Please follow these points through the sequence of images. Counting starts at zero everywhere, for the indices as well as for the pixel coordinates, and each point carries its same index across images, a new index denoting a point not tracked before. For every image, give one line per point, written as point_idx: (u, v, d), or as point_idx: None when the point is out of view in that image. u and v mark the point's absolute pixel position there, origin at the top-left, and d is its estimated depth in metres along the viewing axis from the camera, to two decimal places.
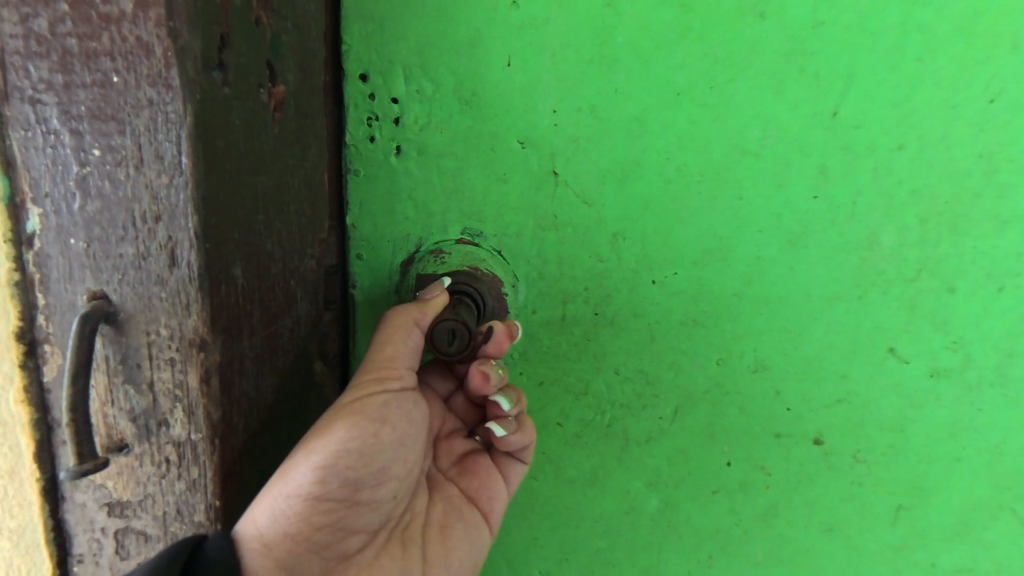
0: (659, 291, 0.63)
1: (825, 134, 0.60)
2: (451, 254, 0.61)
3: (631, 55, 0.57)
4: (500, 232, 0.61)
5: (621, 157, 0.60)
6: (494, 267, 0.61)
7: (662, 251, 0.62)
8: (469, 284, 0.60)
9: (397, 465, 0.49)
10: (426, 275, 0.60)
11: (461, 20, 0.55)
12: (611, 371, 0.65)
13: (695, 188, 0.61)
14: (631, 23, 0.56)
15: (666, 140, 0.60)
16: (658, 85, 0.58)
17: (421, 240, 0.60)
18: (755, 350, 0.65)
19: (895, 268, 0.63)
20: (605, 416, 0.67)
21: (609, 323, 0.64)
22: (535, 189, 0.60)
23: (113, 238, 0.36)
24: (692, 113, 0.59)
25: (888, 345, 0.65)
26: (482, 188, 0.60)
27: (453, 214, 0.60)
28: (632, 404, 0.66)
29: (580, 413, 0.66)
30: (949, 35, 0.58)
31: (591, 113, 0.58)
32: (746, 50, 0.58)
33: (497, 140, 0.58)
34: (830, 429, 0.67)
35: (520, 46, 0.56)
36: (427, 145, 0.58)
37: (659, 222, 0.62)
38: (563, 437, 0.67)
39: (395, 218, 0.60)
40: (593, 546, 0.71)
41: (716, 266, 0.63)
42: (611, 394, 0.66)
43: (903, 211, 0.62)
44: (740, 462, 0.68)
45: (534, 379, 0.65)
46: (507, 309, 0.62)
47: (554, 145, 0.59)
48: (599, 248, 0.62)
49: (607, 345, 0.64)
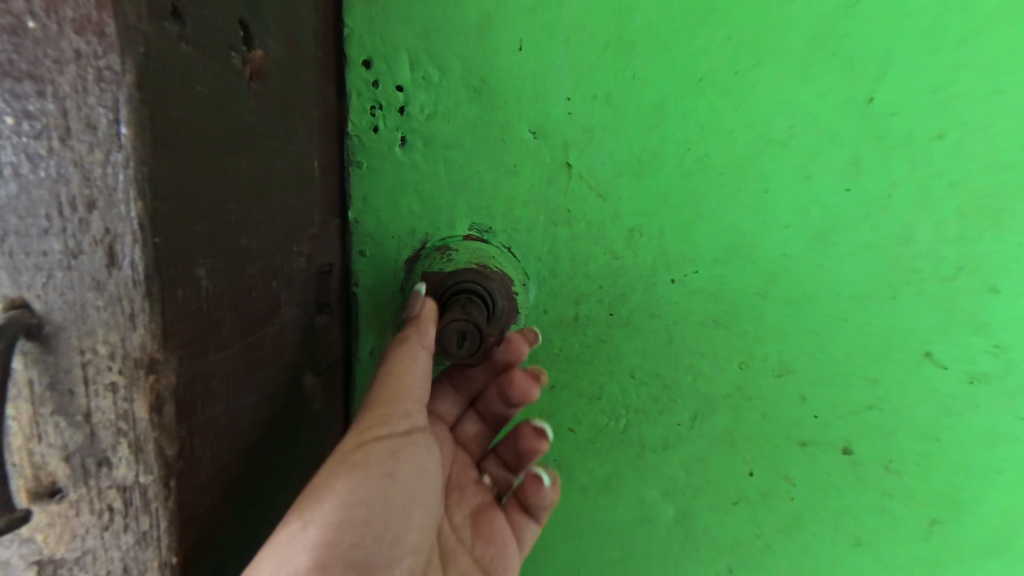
0: (677, 291, 0.60)
1: (858, 122, 0.56)
2: (459, 251, 0.57)
3: (650, 38, 0.54)
4: (509, 227, 0.57)
5: (639, 147, 0.56)
6: (503, 264, 0.58)
7: (681, 248, 0.59)
8: (477, 283, 0.55)
9: (416, 514, 0.46)
10: (432, 273, 0.57)
11: (469, 3, 0.52)
12: (626, 375, 0.62)
13: (717, 181, 0.58)
14: (650, 4, 0.53)
15: (686, 130, 0.56)
16: (679, 71, 0.55)
17: (427, 237, 0.57)
18: (779, 352, 0.62)
19: (930, 266, 0.59)
20: (620, 423, 0.63)
21: (625, 323, 0.61)
22: (546, 183, 0.57)
23: (33, 231, 0.28)
24: (715, 102, 0.56)
25: (923, 348, 0.61)
26: (491, 182, 0.56)
27: (460, 208, 0.57)
28: (648, 409, 0.63)
29: (594, 418, 0.63)
30: (995, 14, 0.53)
31: (607, 101, 0.55)
32: (773, 33, 0.54)
33: (507, 130, 0.55)
34: (859, 438, 0.64)
35: (532, 29, 0.53)
36: (434, 135, 0.55)
37: (678, 218, 0.58)
38: (575, 444, 0.64)
39: (401, 212, 0.57)
40: (605, 557, 0.68)
41: (739, 264, 0.60)
42: (626, 399, 0.63)
43: (941, 206, 0.58)
44: (763, 471, 0.65)
45: (546, 382, 0.62)
46: (517, 309, 0.59)
47: (567, 134, 0.56)
48: (615, 246, 0.59)
49: (622, 347, 0.61)
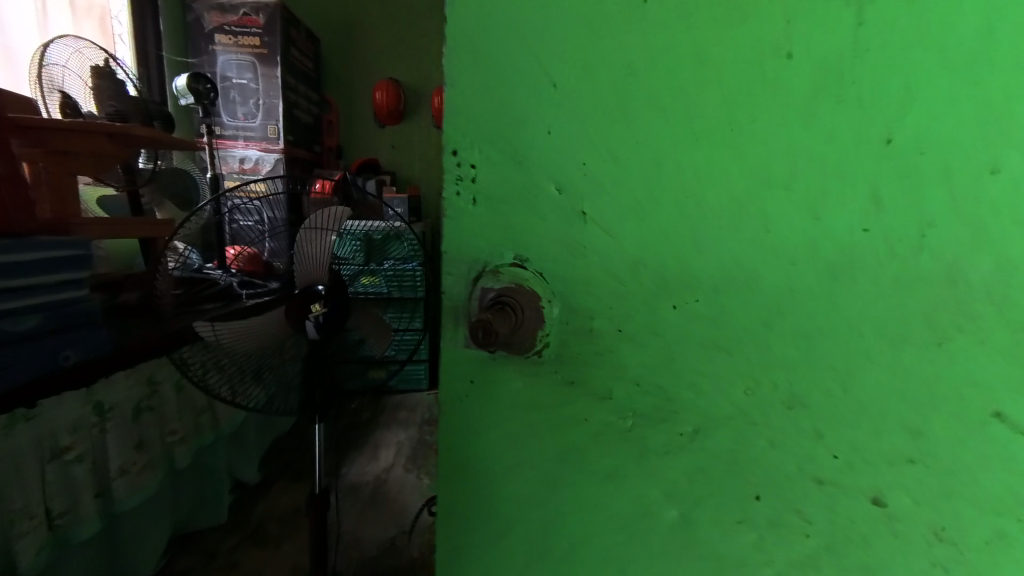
0: (679, 316, 0.66)
1: (876, 160, 0.59)
2: (504, 273, 0.68)
3: (660, 105, 0.62)
4: (540, 259, 0.67)
5: (643, 195, 0.64)
6: (535, 285, 0.67)
7: (681, 278, 0.65)
8: (512, 300, 0.67)
9: None
10: (486, 289, 0.69)
11: (507, 94, 0.64)
12: (632, 382, 0.68)
13: (722, 229, 0.64)
14: (664, 80, 0.61)
15: (685, 176, 0.63)
16: (675, 127, 0.62)
17: (485, 263, 0.68)
18: (789, 383, 0.65)
19: (985, 314, 0.59)
20: (626, 421, 0.69)
21: (630, 337, 0.67)
22: (565, 226, 0.66)
23: None
24: (712, 151, 0.62)
25: (994, 408, 0.61)
26: (521, 226, 0.66)
27: (501, 244, 0.67)
28: (651, 415, 0.69)
29: (603, 415, 0.69)
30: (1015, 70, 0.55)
31: (612, 161, 0.64)
32: (788, 92, 0.59)
33: (531, 191, 0.65)
34: (891, 489, 0.65)
35: (547, 105, 0.63)
36: (488, 190, 0.66)
37: (680, 257, 0.65)
38: (588, 431, 0.70)
39: (464, 245, 0.68)
40: (614, 545, 0.74)
41: (741, 296, 0.64)
42: (632, 404, 0.68)
43: (994, 245, 0.58)
44: (779, 501, 0.68)
45: (565, 378, 0.69)
46: (543, 321, 0.68)
47: (580, 189, 0.65)
48: (623, 283, 0.66)
49: (628, 358, 0.67)
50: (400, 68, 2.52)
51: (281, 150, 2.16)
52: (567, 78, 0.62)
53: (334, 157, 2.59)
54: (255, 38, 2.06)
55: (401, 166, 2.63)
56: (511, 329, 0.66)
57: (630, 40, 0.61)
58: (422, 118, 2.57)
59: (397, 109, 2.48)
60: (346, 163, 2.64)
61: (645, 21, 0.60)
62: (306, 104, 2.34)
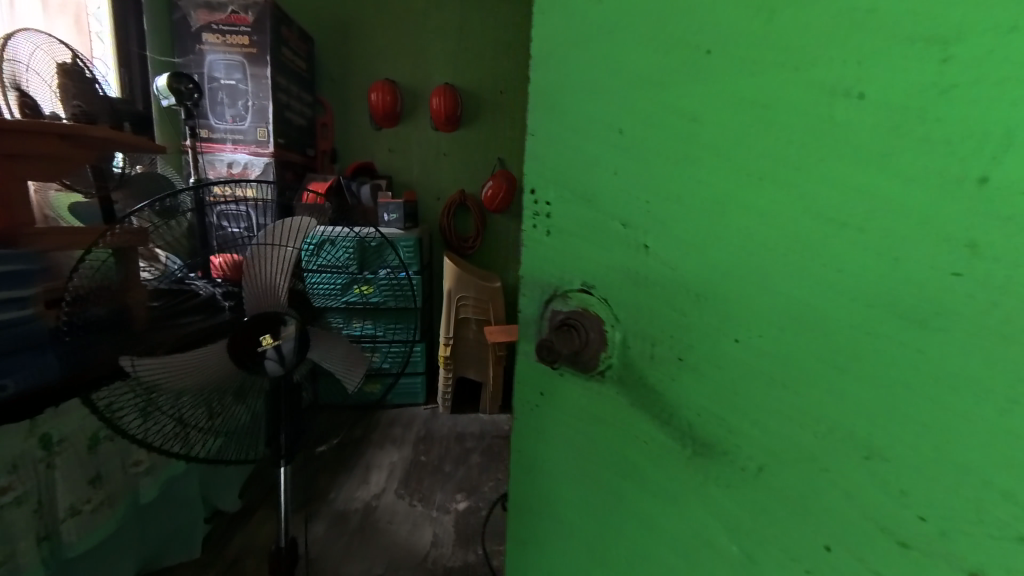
0: (747, 352, 0.39)
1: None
2: (574, 302, 0.45)
3: (741, 187, 0.38)
4: (611, 293, 0.44)
5: (697, 219, 0.40)
6: (601, 315, 0.44)
7: (743, 312, 0.39)
8: (582, 336, 0.45)
9: None
10: (555, 319, 0.46)
11: (575, 119, 0.42)
12: (693, 415, 0.43)
13: (770, 244, 0.38)
14: (739, 150, 0.37)
15: (729, 177, 0.38)
16: (687, 98, 0.38)
17: (553, 293, 0.46)
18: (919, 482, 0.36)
19: None
20: (691, 450, 0.43)
21: (683, 364, 0.42)
22: (619, 272, 0.43)
23: None
24: (751, 137, 0.37)
25: None
26: (598, 266, 0.44)
27: (572, 276, 0.45)
28: (718, 448, 0.42)
29: (667, 444, 0.44)
30: None
31: (644, 176, 0.41)
32: (894, 128, 0.33)
33: (613, 236, 0.42)
34: None
35: (554, 111, 0.43)
36: (562, 223, 0.44)
37: (780, 379, 0.39)
38: (650, 455, 0.45)
39: (536, 275, 0.46)
40: None
41: (803, 332, 0.37)
42: (704, 431, 0.43)
43: None
44: (861, 567, 0.39)
45: (631, 395, 0.44)
46: (605, 348, 0.45)
47: (626, 215, 0.42)
48: (704, 386, 0.42)
49: (683, 389, 0.42)
50: (397, 70, 2.44)
51: (271, 153, 2.06)
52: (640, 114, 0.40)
53: (328, 161, 2.50)
54: (243, 37, 1.97)
55: (398, 171, 2.53)
56: (574, 356, 0.45)
57: (692, 91, 0.38)
58: (419, 121, 2.49)
59: (394, 112, 2.40)
60: (341, 167, 2.53)
61: (712, 65, 0.37)
62: (298, 107, 2.25)
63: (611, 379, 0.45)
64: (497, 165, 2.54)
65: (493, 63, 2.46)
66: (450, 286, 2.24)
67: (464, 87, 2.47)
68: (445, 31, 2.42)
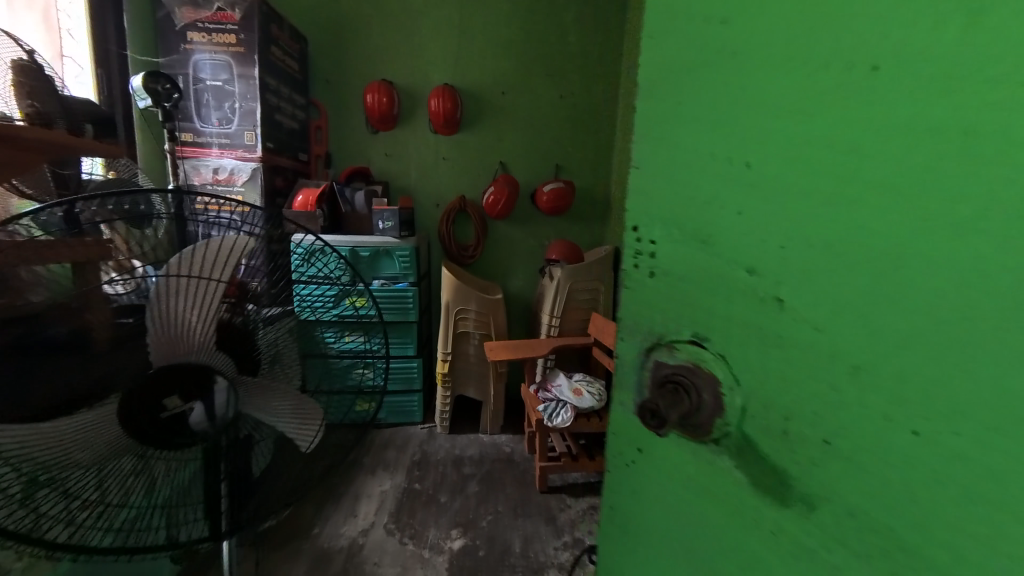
0: (930, 448, 0.26)
1: None
2: (683, 354, 0.38)
3: (892, 260, 0.27)
4: (729, 352, 0.35)
5: (860, 265, 0.28)
6: (714, 369, 0.36)
7: (909, 386, 0.27)
8: (689, 393, 0.37)
9: None
10: (659, 374, 0.40)
11: (688, 155, 0.36)
12: (841, 516, 0.31)
13: (968, 291, 0.25)
14: (914, 192, 0.26)
15: (896, 203, 0.26)
16: (823, 109, 0.29)
17: (655, 341, 0.40)
18: None
19: None
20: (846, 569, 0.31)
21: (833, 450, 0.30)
22: (750, 331, 0.34)
23: None
24: (937, 151, 0.25)
25: None
26: (713, 320, 0.36)
27: (680, 325, 0.38)
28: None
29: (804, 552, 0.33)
30: None
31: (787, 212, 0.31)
32: None
33: (732, 288, 0.34)
34: None
35: (666, 142, 0.37)
36: (670, 270, 0.38)
37: (991, 492, 0.25)
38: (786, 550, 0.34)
39: (639, 320, 0.41)
40: None
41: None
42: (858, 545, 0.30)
43: None
44: None
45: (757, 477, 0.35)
46: (722, 412, 0.36)
47: (755, 261, 0.33)
48: (865, 504, 0.29)
49: (823, 478, 0.31)
50: (394, 70, 2.32)
51: (259, 158, 1.94)
52: (778, 142, 0.31)
53: (322, 166, 2.38)
54: (230, 35, 1.85)
55: (395, 176, 2.41)
56: (683, 421, 0.38)
57: (845, 118, 0.28)
58: (417, 124, 2.36)
59: (391, 114, 2.27)
60: (335, 173, 2.42)
61: (881, 87, 0.27)
62: (290, 109, 2.14)
63: (728, 454, 0.36)
64: (498, 170, 2.41)
65: (496, 62, 2.33)
66: (447, 298, 2.09)
67: (465, 87, 2.34)
68: (445, 29, 2.30)
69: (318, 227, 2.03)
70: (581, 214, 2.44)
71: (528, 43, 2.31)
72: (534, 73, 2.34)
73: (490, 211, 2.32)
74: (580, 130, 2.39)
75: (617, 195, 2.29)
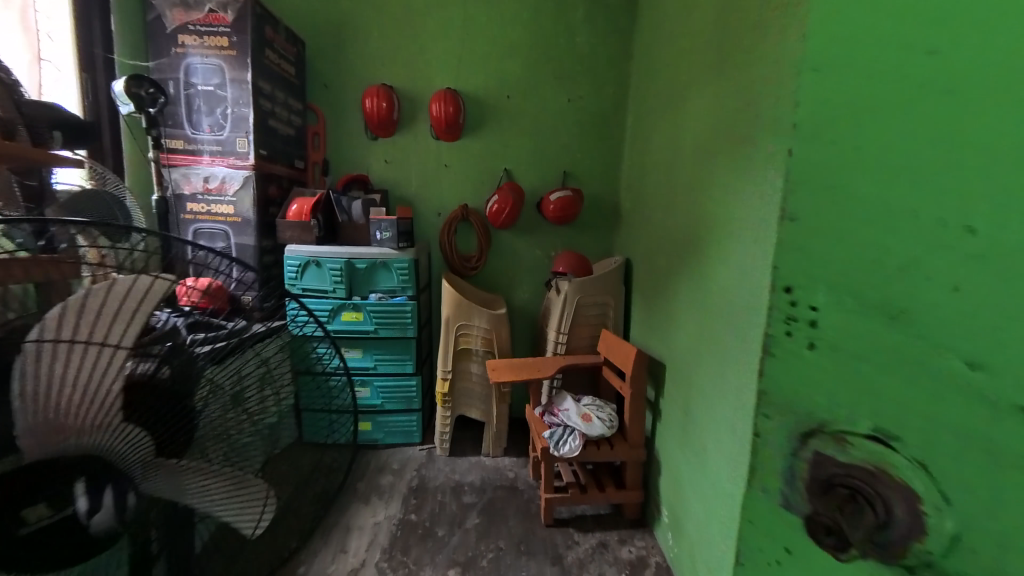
0: None
1: None
2: (859, 452, 0.36)
3: None
4: (931, 460, 0.32)
5: None
6: (910, 479, 0.33)
7: None
8: (872, 500, 0.35)
9: None
10: (826, 471, 0.38)
11: (885, 215, 0.33)
12: None
13: None
14: None
15: None
16: None
17: (814, 429, 0.38)
18: None
19: None
20: None
21: None
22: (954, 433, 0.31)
23: None
24: None
25: None
26: (908, 416, 0.33)
27: (856, 418, 0.35)
28: None
29: None
30: None
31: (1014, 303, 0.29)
32: None
33: (935, 377, 0.32)
34: None
35: (847, 210, 0.35)
36: (837, 342, 0.36)
37: None
38: None
39: (789, 400, 0.39)
40: None
41: None
42: None
43: None
44: None
45: None
46: (918, 529, 0.33)
47: (966, 354, 0.30)
48: None
49: None
50: (395, 74, 2.23)
51: (252, 165, 1.85)
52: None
53: (319, 174, 2.29)
54: (222, 38, 1.77)
55: (394, 183, 2.31)
56: (873, 539, 0.35)
57: None
58: (418, 130, 2.26)
59: (390, 119, 2.17)
60: (333, 180, 2.32)
61: None
62: (285, 115, 2.05)
63: None
64: (503, 177, 2.30)
65: (500, 65, 2.23)
66: (447, 312, 1.97)
67: (468, 91, 2.24)
68: (447, 31, 2.20)
69: (313, 238, 1.93)
70: (589, 224, 2.32)
71: (534, 45, 2.21)
72: (540, 75, 2.23)
73: (493, 220, 2.21)
74: (588, 135, 2.27)
75: (627, 203, 2.17)
